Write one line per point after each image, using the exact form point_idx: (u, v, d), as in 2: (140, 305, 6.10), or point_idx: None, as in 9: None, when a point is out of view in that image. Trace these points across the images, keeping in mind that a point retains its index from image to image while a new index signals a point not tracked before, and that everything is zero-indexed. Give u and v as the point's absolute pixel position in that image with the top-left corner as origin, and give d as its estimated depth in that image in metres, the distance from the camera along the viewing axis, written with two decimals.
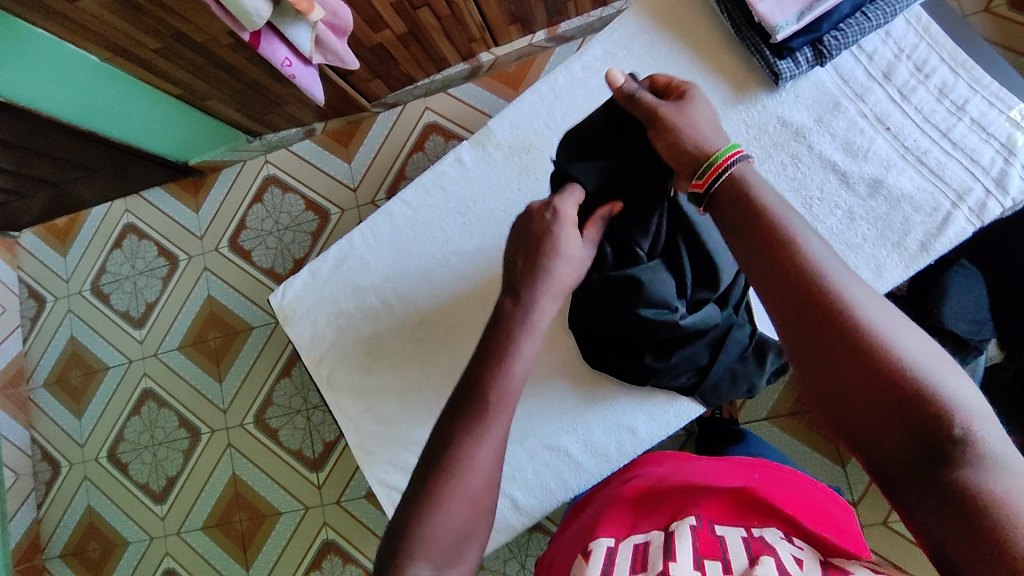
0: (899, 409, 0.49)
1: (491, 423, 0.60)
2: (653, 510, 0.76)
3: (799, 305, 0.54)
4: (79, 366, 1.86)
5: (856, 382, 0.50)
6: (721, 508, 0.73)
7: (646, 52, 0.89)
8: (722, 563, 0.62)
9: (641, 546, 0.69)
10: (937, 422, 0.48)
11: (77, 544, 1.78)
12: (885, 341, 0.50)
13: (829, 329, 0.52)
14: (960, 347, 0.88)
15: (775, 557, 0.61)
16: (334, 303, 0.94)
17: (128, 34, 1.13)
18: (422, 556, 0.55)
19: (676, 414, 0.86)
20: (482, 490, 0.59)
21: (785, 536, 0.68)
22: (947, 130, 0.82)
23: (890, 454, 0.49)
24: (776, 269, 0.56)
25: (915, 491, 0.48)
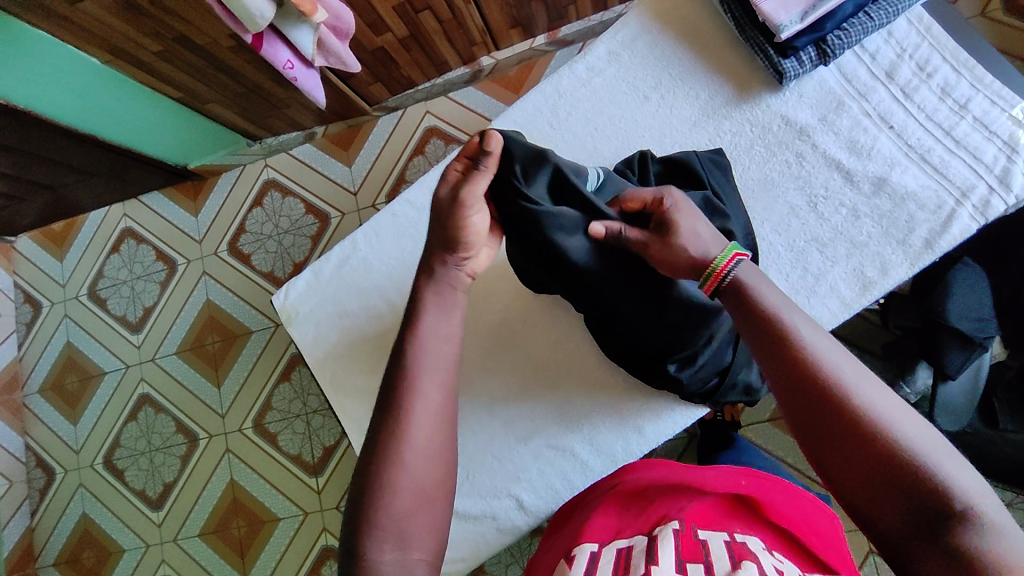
0: (901, 485, 0.54)
1: (415, 393, 0.64)
2: (637, 516, 0.74)
3: (806, 395, 0.60)
4: (75, 372, 1.84)
5: (859, 462, 0.56)
6: (708, 513, 0.71)
7: (649, 52, 0.89)
8: (704, 563, 0.61)
9: (623, 550, 0.67)
10: (937, 496, 0.53)
11: (71, 552, 1.76)
12: (887, 424, 0.56)
13: (834, 414, 0.58)
14: (967, 346, 0.86)
15: (757, 564, 0.59)
16: (337, 303, 0.93)
17: (130, 36, 1.13)
18: (382, 543, 0.59)
19: (683, 414, 0.86)
20: (423, 459, 0.62)
21: (767, 548, 0.66)
22: (950, 129, 0.83)
23: (892, 527, 0.54)
24: (783, 363, 0.62)
25: (917, 556, 0.52)
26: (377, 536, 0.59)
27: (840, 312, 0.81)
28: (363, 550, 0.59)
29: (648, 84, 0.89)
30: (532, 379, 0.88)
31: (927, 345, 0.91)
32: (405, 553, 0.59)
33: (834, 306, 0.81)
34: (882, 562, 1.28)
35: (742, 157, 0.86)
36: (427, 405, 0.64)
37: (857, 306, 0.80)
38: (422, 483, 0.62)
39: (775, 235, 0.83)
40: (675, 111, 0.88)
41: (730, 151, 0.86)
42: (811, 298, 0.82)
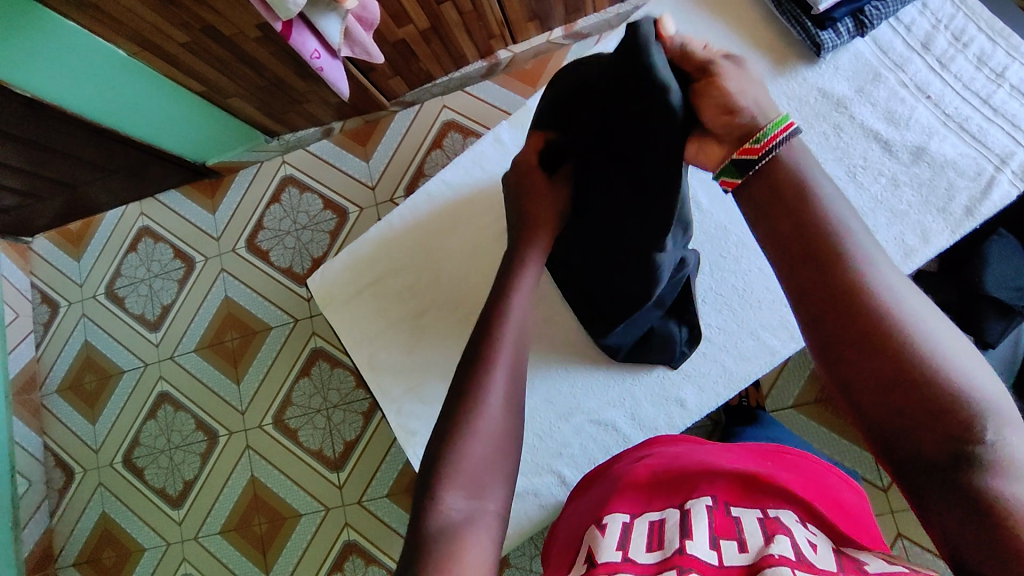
0: (925, 405, 0.48)
1: (496, 358, 0.63)
2: (667, 488, 0.74)
3: (831, 294, 0.52)
4: (94, 371, 1.84)
5: (879, 374, 0.49)
6: (737, 487, 0.72)
7: (684, 30, 0.89)
8: (737, 541, 0.62)
9: (656, 522, 0.68)
10: (961, 420, 0.47)
11: (91, 552, 1.75)
12: (917, 336, 0.49)
13: (859, 317, 0.50)
14: (1005, 315, 0.91)
15: (790, 537, 0.60)
16: (374, 285, 0.94)
17: (159, 27, 1.14)
18: (453, 487, 0.56)
19: (725, 384, 0.85)
20: (498, 417, 0.61)
21: (800, 520, 0.66)
22: (987, 97, 0.84)
23: (904, 448, 0.49)
24: (808, 255, 0.54)
25: (928, 483, 0.48)
26: (451, 482, 0.56)
27: None
28: (434, 491, 0.55)
29: None
30: (570, 357, 0.88)
31: (965, 318, 0.94)
32: (476, 501, 0.56)
33: None
34: (911, 545, 1.28)
35: None
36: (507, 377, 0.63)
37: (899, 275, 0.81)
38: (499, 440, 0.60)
39: None
40: None
41: None
42: None
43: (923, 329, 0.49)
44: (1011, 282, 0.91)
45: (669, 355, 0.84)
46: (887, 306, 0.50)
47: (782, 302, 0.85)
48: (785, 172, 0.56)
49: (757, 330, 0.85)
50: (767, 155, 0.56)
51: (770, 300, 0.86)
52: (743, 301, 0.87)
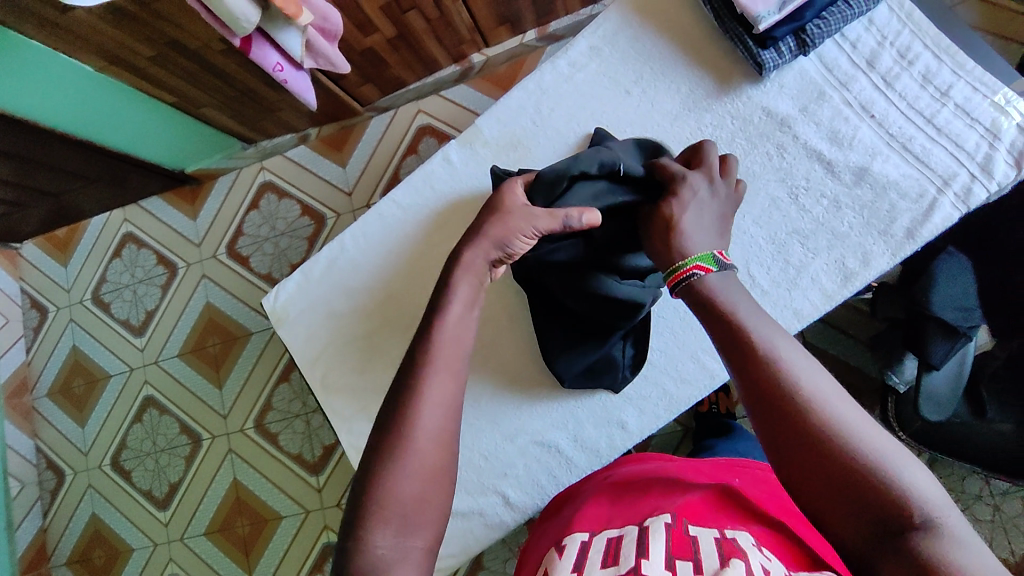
0: (864, 496, 0.54)
1: (427, 386, 0.64)
2: (628, 508, 0.74)
3: (769, 403, 0.61)
4: (82, 375, 1.87)
5: (822, 471, 0.56)
6: (698, 508, 0.70)
7: (630, 48, 0.89)
8: (694, 562, 0.59)
9: (613, 539, 0.67)
10: (898, 507, 0.53)
11: (81, 552, 1.79)
12: (848, 433, 0.57)
13: (795, 421, 0.59)
14: (949, 336, 0.85)
15: (745, 559, 0.58)
16: (326, 304, 0.94)
17: (123, 43, 1.14)
18: (382, 525, 0.59)
19: (666, 408, 0.86)
20: (430, 446, 0.62)
21: (757, 543, 0.64)
22: (932, 116, 0.82)
23: (857, 536, 0.55)
24: (747, 371, 0.63)
25: (879, 561, 0.53)
26: (380, 520, 0.59)
27: (821, 303, 0.82)
28: (363, 527, 0.59)
29: (630, 78, 0.89)
30: (515, 378, 0.88)
31: (911, 337, 0.89)
32: (404, 537, 0.59)
33: (815, 298, 0.81)
34: None
35: (722, 151, 0.85)
36: (442, 395, 0.64)
37: (838, 298, 0.81)
38: (429, 470, 0.62)
39: (757, 227, 0.83)
40: (657, 106, 0.88)
41: (712, 144, 0.85)
42: (792, 291, 0.82)
43: (852, 428, 0.57)
44: (957, 303, 0.87)
45: (612, 378, 0.84)
46: (819, 410, 0.58)
47: None
48: (716, 302, 0.68)
49: (699, 354, 0.85)
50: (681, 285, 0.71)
51: None
52: (685, 323, 0.86)
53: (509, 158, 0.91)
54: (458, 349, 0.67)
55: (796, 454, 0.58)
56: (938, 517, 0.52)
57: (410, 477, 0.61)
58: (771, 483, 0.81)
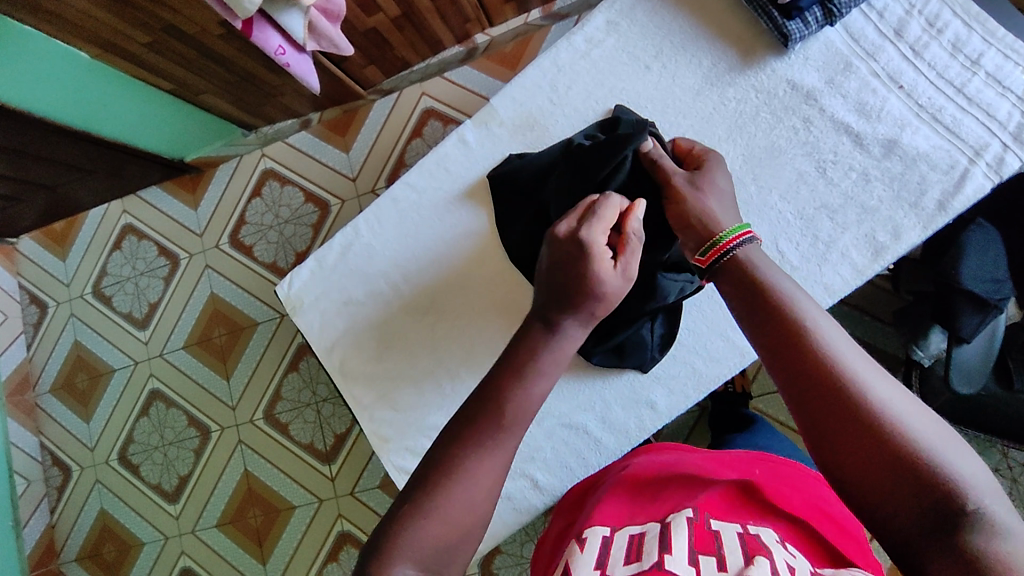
0: (912, 481, 0.52)
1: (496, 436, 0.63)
2: (650, 503, 0.73)
3: (808, 382, 0.59)
4: (85, 370, 1.85)
5: (867, 454, 0.54)
6: (720, 501, 0.70)
7: (649, 22, 0.87)
8: (716, 557, 0.59)
9: (636, 535, 0.66)
10: (947, 494, 0.50)
11: (92, 547, 1.78)
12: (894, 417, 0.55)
13: (839, 404, 0.57)
14: (981, 308, 0.82)
15: (770, 557, 0.58)
16: (342, 291, 0.93)
17: (118, 28, 1.11)
18: (406, 557, 0.56)
19: (694, 387, 0.85)
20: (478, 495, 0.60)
21: (779, 541, 0.64)
22: (962, 86, 0.81)
23: (905, 525, 0.52)
24: (785, 353, 0.61)
25: (925, 553, 0.50)
26: (403, 553, 0.56)
27: (852, 278, 0.81)
28: (387, 557, 0.56)
29: (649, 53, 0.86)
30: None
31: (938, 310, 0.87)
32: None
33: (846, 273, 0.80)
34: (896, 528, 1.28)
35: (747, 125, 0.83)
36: (490, 464, 0.61)
37: (869, 272, 0.80)
38: (460, 523, 0.58)
39: (784, 203, 0.82)
40: (677, 80, 0.86)
41: (736, 119, 0.84)
42: (822, 266, 0.81)
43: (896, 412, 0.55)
44: (988, 275, 0.84)
45: (640, 358, 0.83)
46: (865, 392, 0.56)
47: None
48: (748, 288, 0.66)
49: (727, 331, 0.84)
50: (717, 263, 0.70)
51: None
52: (713, 302, 0.85)
53: (527, 138, 0.89)
54: (527, 413, 0.64)
55: (838, 432, 0.56)
56: (988, 505, 0.50)
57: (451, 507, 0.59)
58: (792, 472, 0.80)
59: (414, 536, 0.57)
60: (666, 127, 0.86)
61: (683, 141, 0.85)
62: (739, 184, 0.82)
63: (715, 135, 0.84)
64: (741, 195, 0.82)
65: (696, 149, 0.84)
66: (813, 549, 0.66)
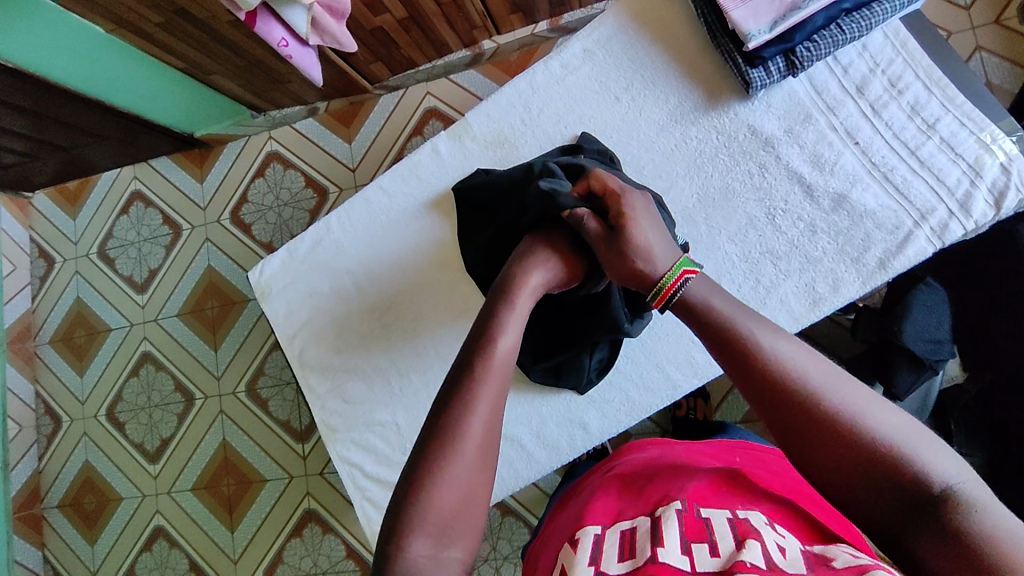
0: (888, 478, 0.52)
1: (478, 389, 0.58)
2: (638, 499, 0.75)
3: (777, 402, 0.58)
4: (83, 326, 1.92)
5: (843, 461, 0.54)
6: (708, 490, 0.72)
7: (623, 53, 0.89)
8: (709, 544, 0.61)
9: (627, 532, 0.68)
10: (922, 485, 0.51)
11: (74, 496, 1.86)
12: (859, 417, 0.55)
13: (805, 415, 0.56)
14: (916, 368, 0.86)
15: (761, 541, 0.59)
16: (309, 284, 0.96)
17: (131, 7, 1.15)
18: (420, 530, 0.51)
19: (627, 412, 0.87)
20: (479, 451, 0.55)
21: (768, 521, 0.66)
22: (916, 148, 0.82)
23: (890, 518, 0.52)
24: (751, 375, 0.61)
25: (914, 542, 0.51)
26: (420, 528, 0.51)
27: (789, 324, 0.82)
28: (402, 535, 0.51)
29: (620, 85, 0.89)
30: None
31: (879, 362, 0.91)
32: (443, 546, 0.52)
33: (782, 319, 0.82)
34: None
35: (705, 165, 0.85)
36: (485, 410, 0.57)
37: (805, 321, 0.81)
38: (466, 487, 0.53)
39: (731, 245, 0.84)
40: (643, 114, 0.88)
41: (695, 158, 0.86)
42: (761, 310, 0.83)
43: (860, 412, 0.55)
44: (930, 334, 0.87)
45: (576, 380, 0.85)
46: (828, 399, 0.56)
47: (689, 336, 0.86)
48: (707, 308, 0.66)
49: (663, 363, 0.87)
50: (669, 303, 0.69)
51: (678, 333, 0.86)
52: (653, 332, 0.87)
53: (496, 155, 0.92)
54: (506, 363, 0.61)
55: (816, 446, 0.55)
56: (961, 486, 0.51)
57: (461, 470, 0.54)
58: (766, 461, 0.83)
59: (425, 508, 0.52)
60: (626, 157, 0.88)
61: (642, 173, 0.86)
62: (690, 222, 0.85)
63: (673, 171, 0.86)
64: (692, 233, 0.84)
65: (653, 183, 0.86)
66: (801, 527, 0.67)
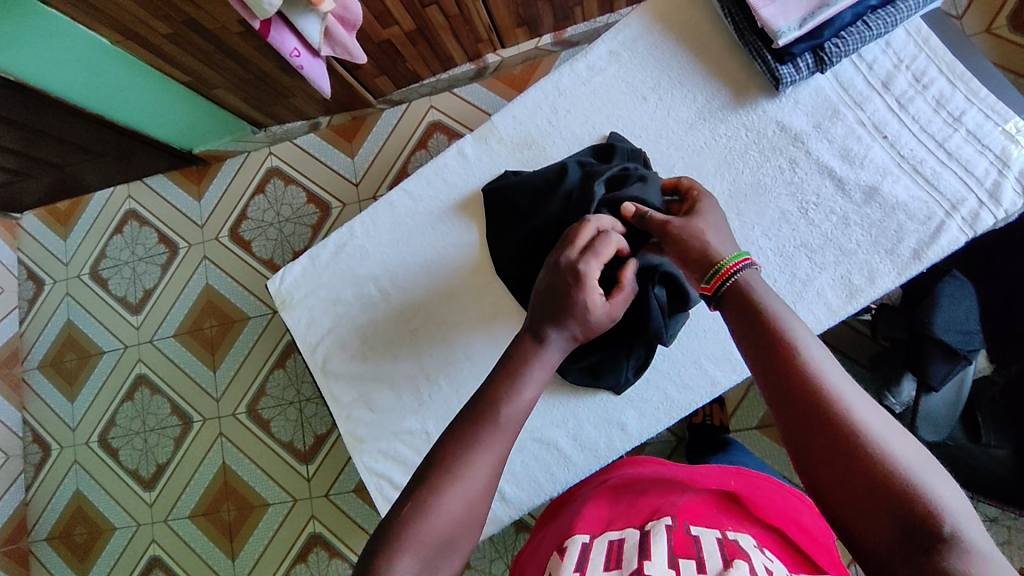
0: (890, 507, 0.50)
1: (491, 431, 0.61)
2: (628, 510, 0.72)
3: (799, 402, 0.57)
4: (74, 350, 1.86)
5: (846, 474, 0.52)
6: (700, 509, 0.69)
7: (649, 54, 0.90)
8: (697, 560, 0.58)
9: (615, 542, 0.65)
10: (924, 519, 0.48)
11: (63, 527, 1.78)
12: (873, 438, 0.53)
13: (821, 423, 0.55)
14: (950, 358, 0.88)
15: (748, 561, 0.57)
16: (332, 290, 0.94)
17: (139, 17, 1.14)
18: (407, 550, 0.54)
19: (666, 411, 0.86)
20: (479, 490, 0.58)
21: (757, 545, 0.63)
22: (943, 141, 0.84)
23: (881, 546, 0.50)
24: (778, 371, 0.59)
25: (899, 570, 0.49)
26: (408, 546, 0.54)
27: (826, 317, 0.84)
28: (391, 549, 0.54)
29: (647, 85, 0.90)
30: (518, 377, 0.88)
31: (912, 357, 0.93)
32: (426, 573, 0.55)
33: (820, 312, 0.83)
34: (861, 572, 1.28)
35: (735, 162, 0.87)
36: (488, 458, 0.60)
37: (843, 313, 0.83)
38: (460, 515, 0.57)
39: (765, 239, 0.85)
40: (672, 113, 0.89)
41: (725, 155, 0.87)
42: (797, 303, 0.84)
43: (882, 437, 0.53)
44: (961, 325, 0.89)
45: (614, 379, 0.84)
46: (849, 415, 0.55)
47: (727, 333, 0.86)
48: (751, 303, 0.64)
49: (701, 359, 0.86)
50: (722, 288, 0.67)
51: (716, 330, 0.86)
52: (690, 330, 0.86)
53: (523, 156, 0.92)
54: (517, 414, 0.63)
55: (823, 452, 0.54)
56: (967, 532, 0.48)
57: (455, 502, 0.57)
58: (763, 477, 0.79)
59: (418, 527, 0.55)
60: (656, 156, 0.89)
61: (673, 171, 0.88)
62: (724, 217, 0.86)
63: (704, 169, 0.87)
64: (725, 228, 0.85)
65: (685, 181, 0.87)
66: (788, 554, 0.65)
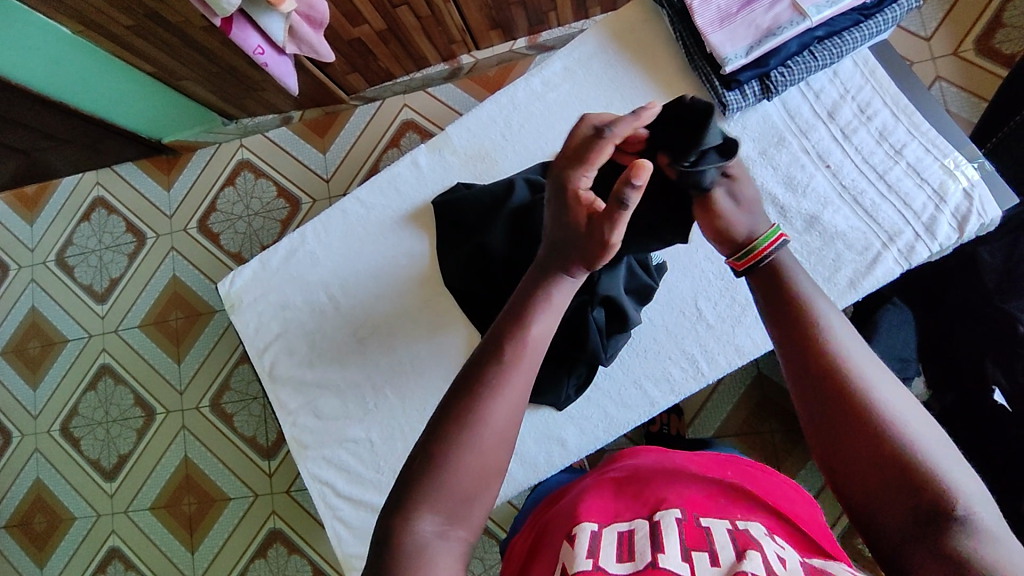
0: (903, 489, 0.46)
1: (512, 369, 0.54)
2: (635, 498, 0.66)
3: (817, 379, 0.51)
4: (38, 337, 1.84)
5: (863, 456, 0.48)
6: (706, 500, 0.63)
7: (603, 72, 0.93)
8: (709, 553, 0.53)
9: (626, 533, 0.59)
10: (939, 503, 0.45)
11: (22, 516, 1.77)
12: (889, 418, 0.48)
13: (842, 402, 0.49)
14: None
15: (761, 550, 0.52)
16: (282, 295, 0.94)
17: (101, 9, 1.12)
18: (431, 506, 0.49)
19: (604, 429, 0.88)
20: (500, 438, 0.52)
21: (769, 532, 0.58)
22: (884, 173, 0.88)
23: (893, 529, 0.46)
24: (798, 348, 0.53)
25: (908, 554, 0.45)
26: (429, 503, 0.49)
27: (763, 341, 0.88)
28: (408, 508, 0.49)
29: (599, 104, 0.92)
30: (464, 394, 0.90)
31: None
32: (451, 527, 0.49)
33: (757, 336, 0.88)
34: None
35: None
36: (512, 397, 0.53)
37: None
38: (486, 467, 0.51)
39: (708, 262, 0.90)
40: None
41: None
42: (736, 327, 0.89)
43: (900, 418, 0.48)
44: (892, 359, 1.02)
45: (555, 398, 0.86)
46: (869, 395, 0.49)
47: (668, 353, 0.89)
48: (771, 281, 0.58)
49: (640, 380, 0.89)
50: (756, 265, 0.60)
51: (657, 349, 0.89)
52: (633, 352, 0.89)
53: (476, 169, 0.93)
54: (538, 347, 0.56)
55: (839, 435, 0.49)
56: (979, 515, 0.44)
57: (480, 450, 0.51)
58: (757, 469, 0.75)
59: (437, 483, 0.50)
60: None
61: None
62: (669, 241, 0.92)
63: None
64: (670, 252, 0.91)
65: None
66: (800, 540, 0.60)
